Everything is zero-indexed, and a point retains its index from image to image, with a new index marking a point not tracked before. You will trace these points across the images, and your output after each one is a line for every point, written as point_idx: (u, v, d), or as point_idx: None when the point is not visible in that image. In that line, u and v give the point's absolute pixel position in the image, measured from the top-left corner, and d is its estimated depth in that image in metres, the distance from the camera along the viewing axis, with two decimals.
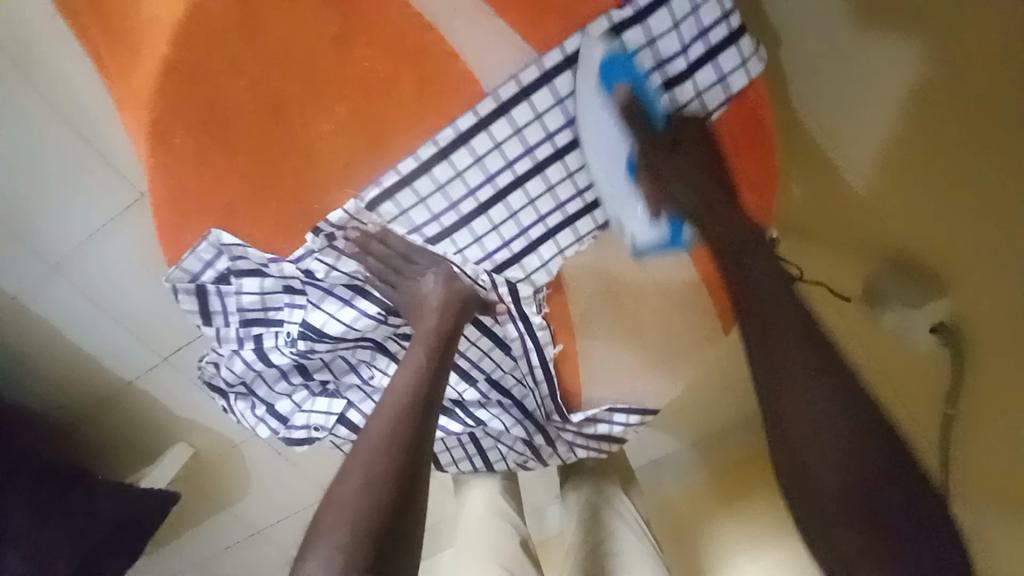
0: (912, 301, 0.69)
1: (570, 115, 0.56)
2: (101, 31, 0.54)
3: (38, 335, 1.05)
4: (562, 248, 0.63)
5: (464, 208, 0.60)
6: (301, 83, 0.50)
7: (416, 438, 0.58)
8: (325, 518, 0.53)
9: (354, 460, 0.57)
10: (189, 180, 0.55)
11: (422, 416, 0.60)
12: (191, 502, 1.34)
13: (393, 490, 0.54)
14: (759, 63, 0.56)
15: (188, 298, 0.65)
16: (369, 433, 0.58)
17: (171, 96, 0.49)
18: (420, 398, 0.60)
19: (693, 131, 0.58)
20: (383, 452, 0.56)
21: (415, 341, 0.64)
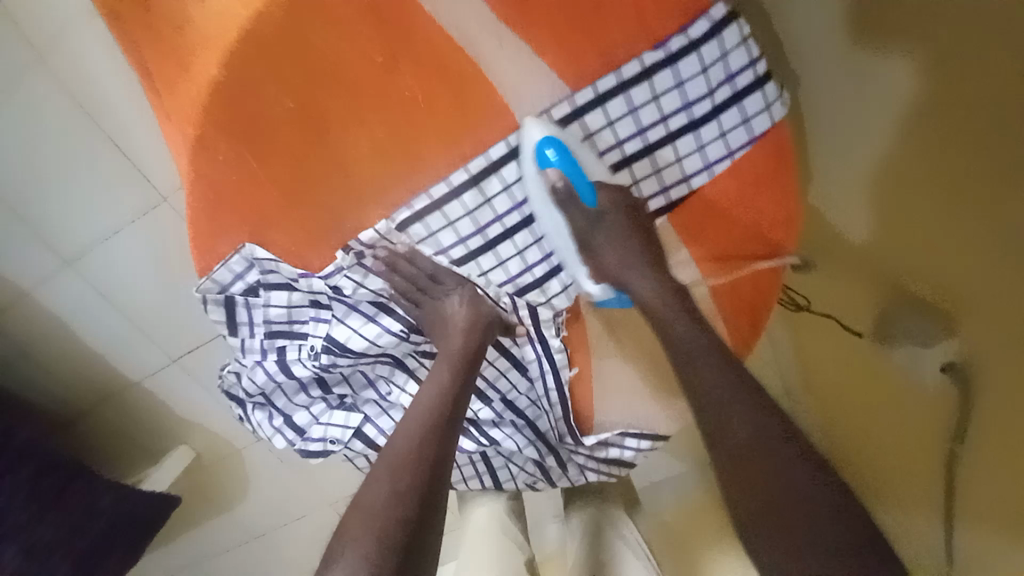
0: (925, 338, 0.70)
1: (522, 196, 0.60)
2: (154, 50, 0.58)
3: (49, 331, 1.06)
4: (582, 275, 0.65)
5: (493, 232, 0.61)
6: (345, 108, 0.54)
7: (440, 451, 0.59)
8: (348, 525, 0.55)
9: (380, 466, 0.58)
10: (228, 192, 0.58)
11: (447, 425, 0.61)
12: (190, 505, 1.34)
13: (415, 502, 0.55)
14: (782, 107, 0.58)
15: (216, 308, 0.66)
16: (395, 442, 0.60)
17: (220, 113, 0.52)
18: (445, 408, 0.61)
19: (715, 169, 0.59)
20: (407, 461, 0.58)
21: (446, 349, 0.66)
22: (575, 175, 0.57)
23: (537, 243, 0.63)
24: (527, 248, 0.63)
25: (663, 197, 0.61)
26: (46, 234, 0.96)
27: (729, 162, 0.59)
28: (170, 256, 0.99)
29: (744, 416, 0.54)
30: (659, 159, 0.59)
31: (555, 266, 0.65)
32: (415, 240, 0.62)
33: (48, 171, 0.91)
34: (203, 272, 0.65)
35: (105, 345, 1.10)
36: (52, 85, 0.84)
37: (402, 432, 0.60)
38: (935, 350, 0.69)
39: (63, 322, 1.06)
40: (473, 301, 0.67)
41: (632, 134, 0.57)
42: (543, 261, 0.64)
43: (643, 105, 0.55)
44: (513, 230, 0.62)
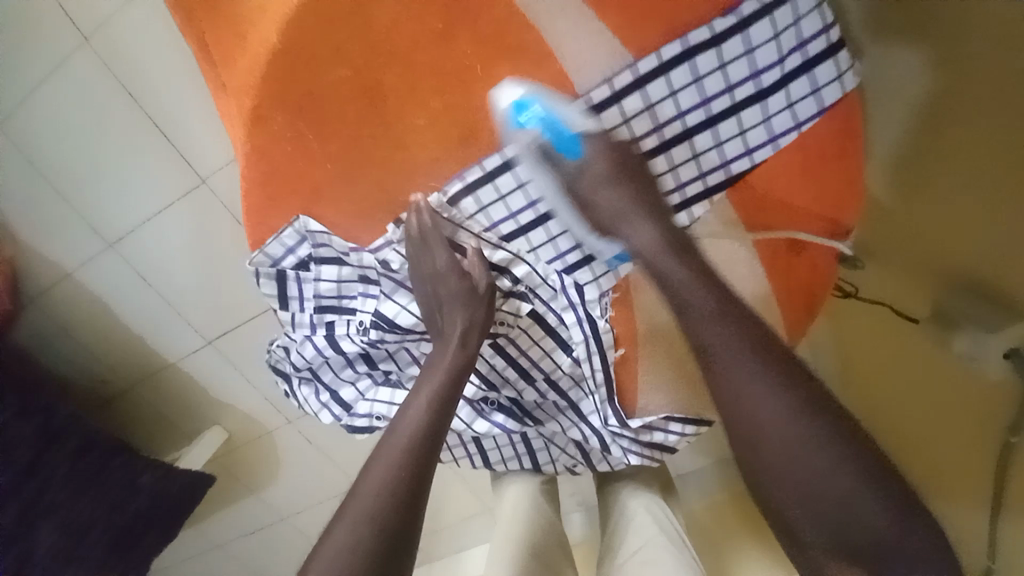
0: (985, 326, 0.67)
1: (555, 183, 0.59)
2: (211, 22, 0.58)
3: (87, 311, 1.09)
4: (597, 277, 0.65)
5: (542, 207, 0.61)
6: (403, 76, 0.53)
7: (436, 434, 0.59)
8: (334, 519, 0.55)
9: (371, 466, 0.58)
10: (283, 163, 0.58)
11: (443, 412, 0.60)
12: (222, 484, 1.36)
13: (405, 495, 0.55)
14: (853, 78, 0.56)
15: (268, 281, 0.67)
16: (395, 428, 0.59)
17: (277, 81, 0.53)
18: (447, 385, 0.61)
19: (784, 141, 0.57)
20: (400, 460, 0.57)
21: (447, 331, 0.64)
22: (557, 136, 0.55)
23: (571, 231, 0.62)
24: (561, 234, 0.63)
25: (701, 182, 0.59)
26: (89, 213, 0.98)
27: (795, 134, 0.56)
28: (205, 238, 1.00)
29: (773, 412, 0.49)
30: (723, 131, 0.56)
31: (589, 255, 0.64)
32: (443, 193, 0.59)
33: (92, 151, 0.92)
34: (256, 246, 0.66)
35: (144, 325, 1.11)
36: (96, 67, 0.85)
37: (397, 425, 0.60)
38: (1000, 337, 0.65)
39: (103, 301, 1.08)
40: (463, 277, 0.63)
41: (696, 104, 0.55)
42: (576, 249, 0.64)
43: (709, 73, 0.53)
44: (527, 227, 0.62)
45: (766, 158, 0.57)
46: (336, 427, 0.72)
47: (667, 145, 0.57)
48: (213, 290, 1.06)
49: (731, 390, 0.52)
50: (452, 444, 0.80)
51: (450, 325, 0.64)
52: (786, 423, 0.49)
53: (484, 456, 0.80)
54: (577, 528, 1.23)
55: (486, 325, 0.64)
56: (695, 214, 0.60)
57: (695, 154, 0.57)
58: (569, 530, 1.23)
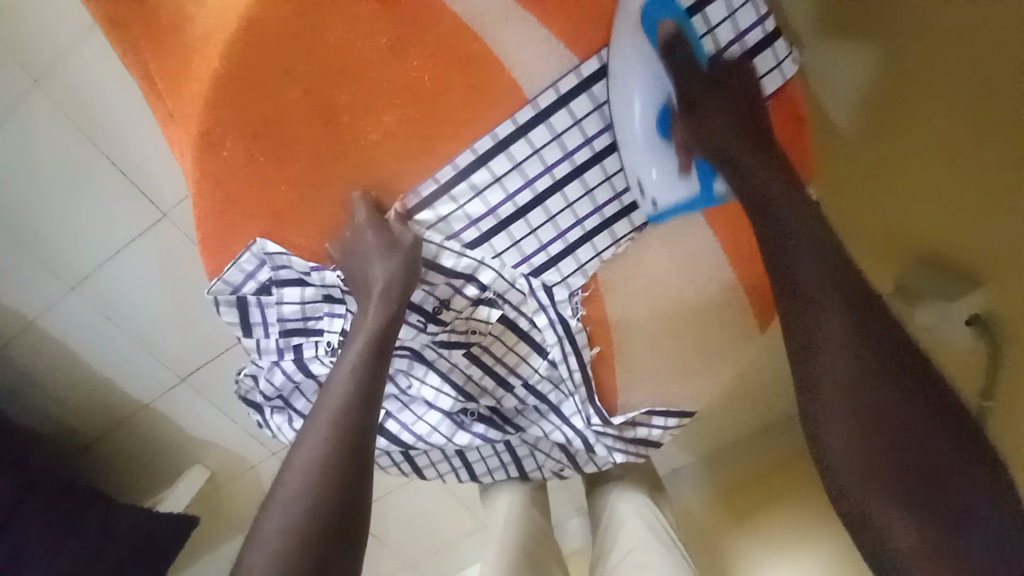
0: (951, 295, 0.68)
1: (608, 120, 0.57)
2: (155, 49, 0.57)
3: (54, 357, 1.05)
4: (600, 251, 0.63)
5: (579, 156, 0.58)
6: (354, 93, 0.52)
7: (368, 396, 0.57)
8: (270, 499, 0.53)
9: (302, 443, 0.56)
10: (235, 189, 0.57)
11: (370, 376, 0.58)
12: (206, 526, 1.31)
13: (342, 467, 0.54)
14: (792, 65, 0.57)
15: (229, 309, 0.65)
16: (325, 398, 0.58)
17: (221, 107, 0.52)
18: (373, 348, 0.59)
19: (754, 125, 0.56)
20: (329, 439, 0.55)
21: (365, 288, 0.61)
22: (691, 44, 0.54)
23: (612, 179, 0.60)
24: (579, 198, 0.60)
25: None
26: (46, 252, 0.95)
27: (742, 123, 0.58)
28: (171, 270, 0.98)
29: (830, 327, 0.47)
30: None
31: (628, 205, 0.62)
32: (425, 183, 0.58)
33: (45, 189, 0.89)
34: (214, 274, 0.64)
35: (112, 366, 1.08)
36: (41, 106, 0.83)
37: (327, 394, 0.58)
38: (960, 306, 0.67)
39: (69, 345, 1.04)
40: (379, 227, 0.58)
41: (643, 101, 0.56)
42: (613, 200, 0.61)
43: (650, 71, 0.55)
44: (508, 221, 0.61)
45: None
46: None
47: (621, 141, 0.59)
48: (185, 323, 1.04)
49: (799, 315, 0.49)
50: (435, 460, 0.78)
51: (365, 281, 0.60)
52: (845, 355, 0.46)
53: (469, 469, 0.79)
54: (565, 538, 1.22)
55: (406, 278, 0.60)
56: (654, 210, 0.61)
57: None
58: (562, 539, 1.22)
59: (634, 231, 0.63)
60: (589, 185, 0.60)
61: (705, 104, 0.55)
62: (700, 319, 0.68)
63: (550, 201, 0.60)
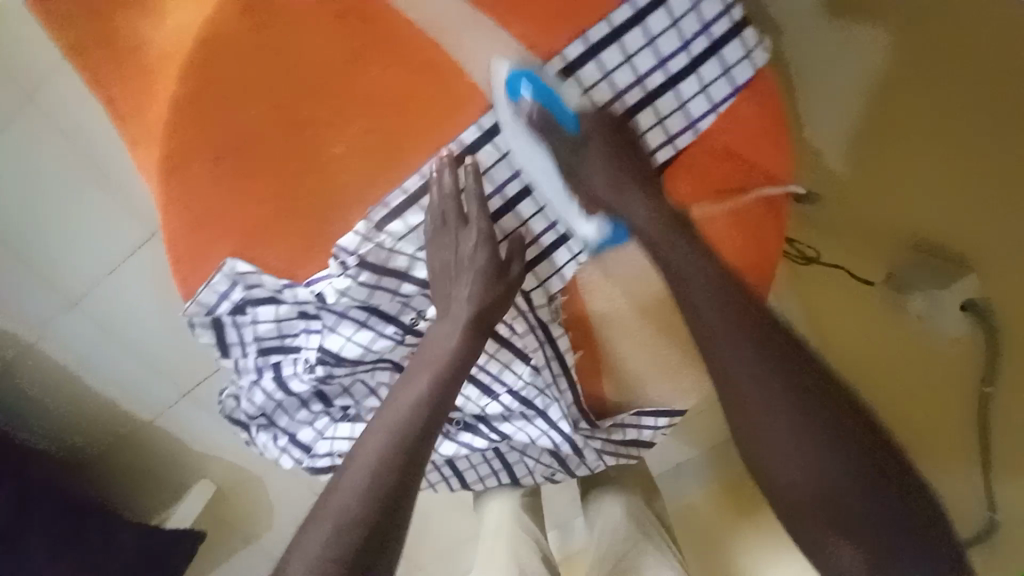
0: (937, 283, 0.68)
1: (515, 167, 0.57)
2: (113, 68, 0.55)
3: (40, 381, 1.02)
4: (562, 265, 0.64)
5: (524, 178, 0.58)
6: (315, 108, 0.52)
7: (433, 414, 0.54)
8: (310, 518, 0.50)
9: (351, 468, 0.51)
10: (203, 209, 0.57)
11: (439, 404, 0.55)
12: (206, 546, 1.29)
13: (389, 501, 0.49)
14: (763, 53, 0.55)
15: (205, 331, 0.65)
16: (387, 411, 0.55)
17: (182, 129, 0.51)
18: (448, 371, 0.56)
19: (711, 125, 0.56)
20: (386, 457, 0.51)
21: (445, 307, 0.58)
22: (554, 107, 0.53)
23: (544, 209, 0.60)
24: (532, 216, 0.61)
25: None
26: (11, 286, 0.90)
27: (714, 116, 0.56)
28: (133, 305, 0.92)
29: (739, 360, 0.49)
30: (641, 123, 0.56)
31: (563, 233, 0.62)
32: (480, 167, 0.56)
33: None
34: (189, 296, 0.64)
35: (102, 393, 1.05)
36: None
37: (389, 415, 0.54)
38: (954, 292, 0.66)
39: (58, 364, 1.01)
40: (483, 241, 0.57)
41: (610, 99, 0.55)
42: (550, 229, 0.62)
43: (616, 67, 0.53)
44: (495, 216, 0.60)
45: (690, 143, 0.57)
46: (299, 469, 0.71)
47: None
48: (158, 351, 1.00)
49: (716, 356, 0.51)
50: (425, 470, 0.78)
51: (449, 293, 0.58)
52: (768, 394, 0.48)
53: (460, 477, 0.78)
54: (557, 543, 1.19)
55: (493, 300, 0.58)
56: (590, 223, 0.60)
57: None
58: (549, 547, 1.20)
59: (577, 258, 0.64)
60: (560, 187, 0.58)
61: (625, 142, 0.55)
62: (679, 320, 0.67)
63: (520, 207, 0.60)
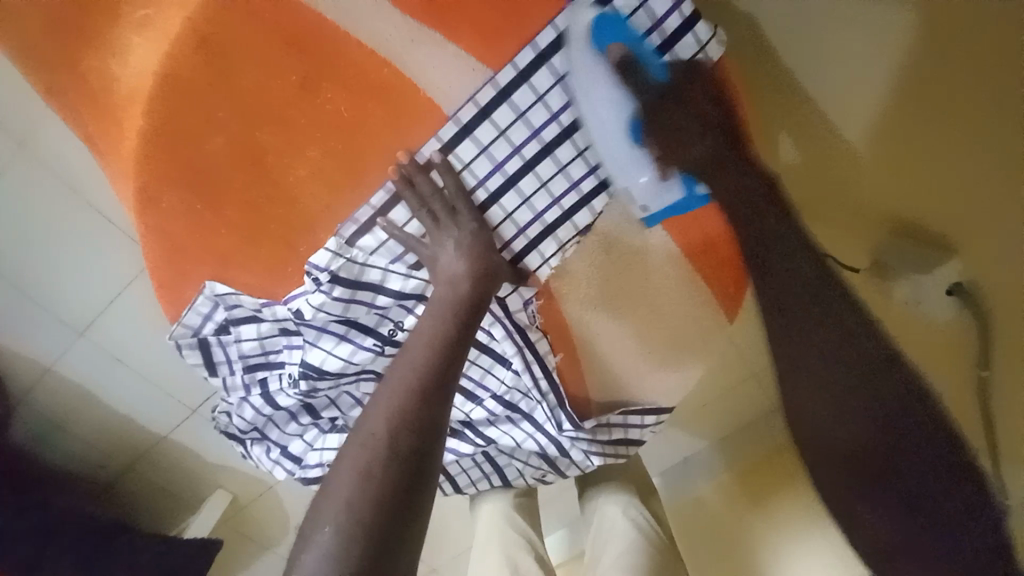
0: (923, 266, 0.68)
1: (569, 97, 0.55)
2: (88, 108, 0.58)
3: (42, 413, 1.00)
4: (547, 257, 0.63)
5: (565, 117, 0.56)
6: (276, 133, 0.53)
7: (443, 380, 0.52)
8: (338, 463, 0.47)
9: (357, 435, 0.48)
10: (180, 235, 0.59)
11: (449, 357, 0.53)
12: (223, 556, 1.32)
13: (405, 465, 0.46)
14: (718, 46, 0.54)
15: (191, 352, 0.68)
16: (389, 379, 0.52)
17: (153, 160, 0.53)
18: (460, 319, 0.56)
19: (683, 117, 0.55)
20: (399, 421, 0.48)
21: (447, 270, 0.58)
22: (643, 63, 0.54)
23: (568, 164, 0.58)
24: (535, 192, 0.59)
25: (576, 192, 0.60)
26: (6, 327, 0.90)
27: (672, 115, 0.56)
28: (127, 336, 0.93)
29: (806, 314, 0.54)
30: (600, 126, 0.57)
31: (602, 180, 0.60)
32: (455, 169, 0.57)
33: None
34: (176, 319, 0.67)
35: (106, 417, 1.04)
36: None
37: (395, 374, 0.51)
38: (938, 277, 0.66)
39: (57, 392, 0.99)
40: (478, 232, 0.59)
41: (565, 104, 0.55)
42: (554, 205, 0.60)
43: (569, 71, 0.54)
44: (499, 193, 0.59)
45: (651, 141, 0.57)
46: (292, 480, 0.74)
47: (551, 147, 0.57)
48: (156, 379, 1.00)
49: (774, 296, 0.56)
50: None
51: (444, 263, 0.58)
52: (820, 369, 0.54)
53: (452, 482, 0.80)
54: (557, 547, 1.23)
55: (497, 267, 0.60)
56: (596, 208, 0.61)
57: (580, 151, 0.58)
58: (551, 550, 1.23)
59: (581, 232, 0.62)
60: (525, 194, 0.59)
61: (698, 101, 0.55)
62: (660, 310, 0.68)
63: (489, 213, 0.61)
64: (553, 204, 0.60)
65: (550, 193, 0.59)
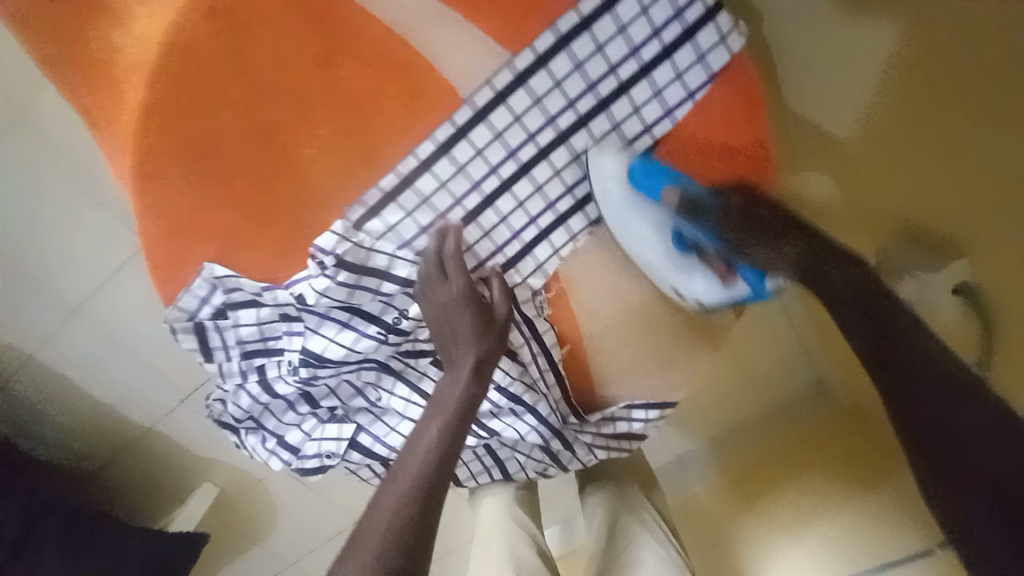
0: (929, 267, 0.65)
1: (511, 148, 0.55)
2: (83, 76, 0.55)
3: (23, 402, 0.96)
4: (557, 248, 0.62)
5: (524, 154, 0.56)
6: (290, 110, 0.51)
7: (448, 454, 0.55)
8: (368, 514, 0.52)
9: (353, 557, 0.48)
10: (180, 215, 0.56)
11: (447, 454, 0.55)
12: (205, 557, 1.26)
13: (408, 531, 0.49)
14: (739, 38, 0.54)
15: (187, 336, 0.66)
16: (405, 458, 0.55)
17: (156, 135, 0.51)
18: (455, 421, 0.57)
19: (701, 109, 0.56)
20: (410, 489, 0.52)
21: (455, 365, 0.61)
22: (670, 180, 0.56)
23: (544, 187, 0.58)
24: (548, 181, 0.58)
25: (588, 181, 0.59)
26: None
27: (691, 103, 0.56)
28: (117, 322, 0.91)
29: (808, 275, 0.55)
30: (617, 112, 0.55)
31: (584, 198, 0.60)
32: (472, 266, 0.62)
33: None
34: (170, 302, 0.65)
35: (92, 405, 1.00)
36: None
37: (407, 452, 0.56)
38: (946, 276, 0.63)
39: (40, 379, 0.94)
40: (477, 306, 0.60)
41: (583, 90, 0.54)
42: (567, 194, 0.59)
43: (588, 57, 0.52)
44: (511, 180, 0.57)
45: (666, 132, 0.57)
46: (287, 471, 0.73)
47: (565, 135, 0.56)
48: (149, 365, 0.97)
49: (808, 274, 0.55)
50: None
51: (456, 355, 0.61)
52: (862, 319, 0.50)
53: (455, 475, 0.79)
54: (556, 541, 1.21)
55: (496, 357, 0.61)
56: None
57: (596, 139, 0.57)
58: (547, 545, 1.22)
59: (592, 224, 0.61)
60: (538, 182, 0.58)
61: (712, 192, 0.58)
62: (665, 313, 0.68)
63: (499, 203, 0.58)
64: (530, 223, 0.60)
65: (562, 181, 0.58)
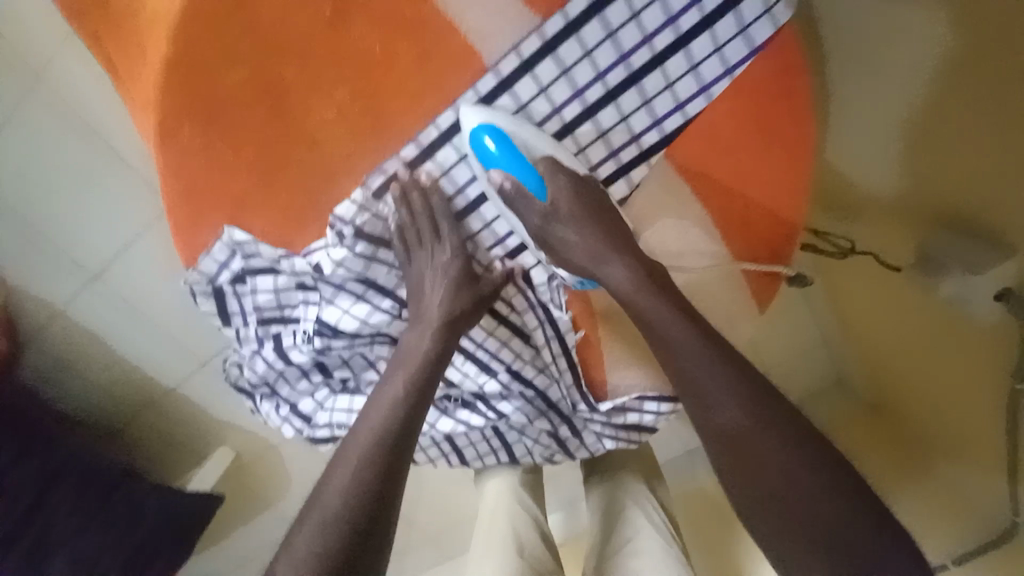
0: (974, 266, 0.63)
1: None
2: (115, 34, 0.55)
3: (52, 358, 0.99)
4: None
5: None
6: (302, 69, 0.50)
7: (409, 415, 0.58)
8: (327, 475, 0.56)
9: (314, 512, 0.54)
10: (199, 174, 0.57)
11: (414, 407, 0.59)
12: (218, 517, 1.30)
13: (365, 493, 0.54)
14: (787, 8, 0.50)
15: (206, 299, 0.69)
16: (367, 415, 0.59)
17: (174, 95, 0.50)
18: (416, 374, 0.60)
19: (738, 86, 0.53)
20: (369, 451, 0.56)
21: (421, 315, 0.62)
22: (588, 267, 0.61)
23: None
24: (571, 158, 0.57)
25: (613, 160, 0.57)
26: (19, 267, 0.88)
27: (728, 80, 0.52)
28: (141, 284, 0.93)
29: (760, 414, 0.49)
30: (648, 88, 0.53)
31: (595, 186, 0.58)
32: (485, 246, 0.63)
33: (2, 199, 0.83)
34: (190, 264, 0.66)
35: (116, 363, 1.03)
36: None
37: (369, 413, 0.59)
38: (988, 278, 0.62)
39: (67, 336, 0.97)
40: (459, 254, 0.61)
41: (613, 62, 0.52)
42: None
43: (621, 26, 0.50)
44: None
45: (700, 111, 0.54)
46: (299, 438, 0.75)
47: (592, 110, 0.54)
48: (172, 328, 0.99)
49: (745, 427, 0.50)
50: (424, 446, 0.78)
51: (422, 308, 0.63)
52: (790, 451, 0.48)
53: (461, 454, 0.79)
54: (560, 527, 1.21)
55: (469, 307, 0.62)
56: (633, 179, 0.57)
57: (624, 116, 0.54)
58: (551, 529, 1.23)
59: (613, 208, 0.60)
60: None
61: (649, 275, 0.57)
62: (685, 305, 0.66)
63: None
64: None
65: (586, 160, 0.57)
